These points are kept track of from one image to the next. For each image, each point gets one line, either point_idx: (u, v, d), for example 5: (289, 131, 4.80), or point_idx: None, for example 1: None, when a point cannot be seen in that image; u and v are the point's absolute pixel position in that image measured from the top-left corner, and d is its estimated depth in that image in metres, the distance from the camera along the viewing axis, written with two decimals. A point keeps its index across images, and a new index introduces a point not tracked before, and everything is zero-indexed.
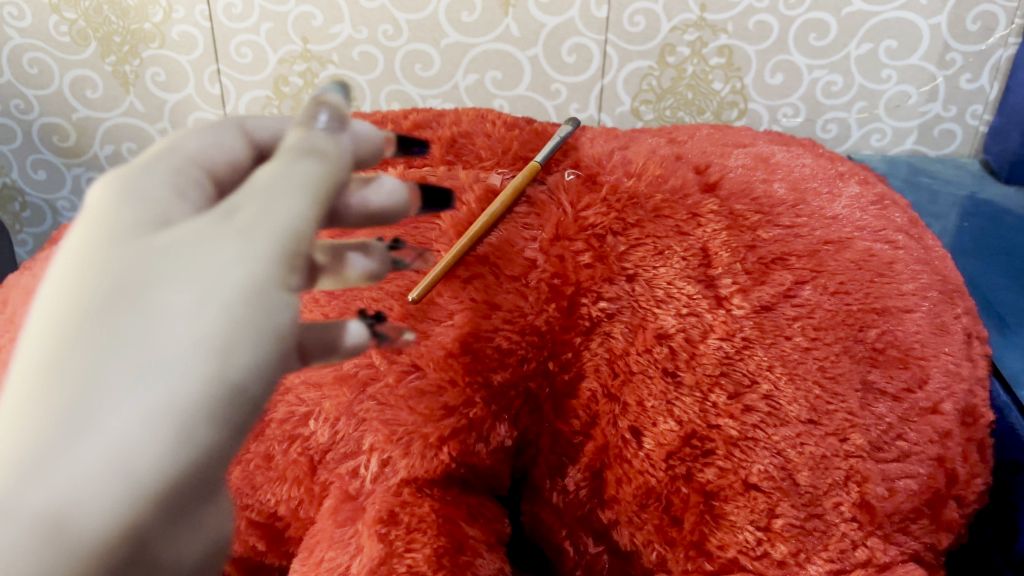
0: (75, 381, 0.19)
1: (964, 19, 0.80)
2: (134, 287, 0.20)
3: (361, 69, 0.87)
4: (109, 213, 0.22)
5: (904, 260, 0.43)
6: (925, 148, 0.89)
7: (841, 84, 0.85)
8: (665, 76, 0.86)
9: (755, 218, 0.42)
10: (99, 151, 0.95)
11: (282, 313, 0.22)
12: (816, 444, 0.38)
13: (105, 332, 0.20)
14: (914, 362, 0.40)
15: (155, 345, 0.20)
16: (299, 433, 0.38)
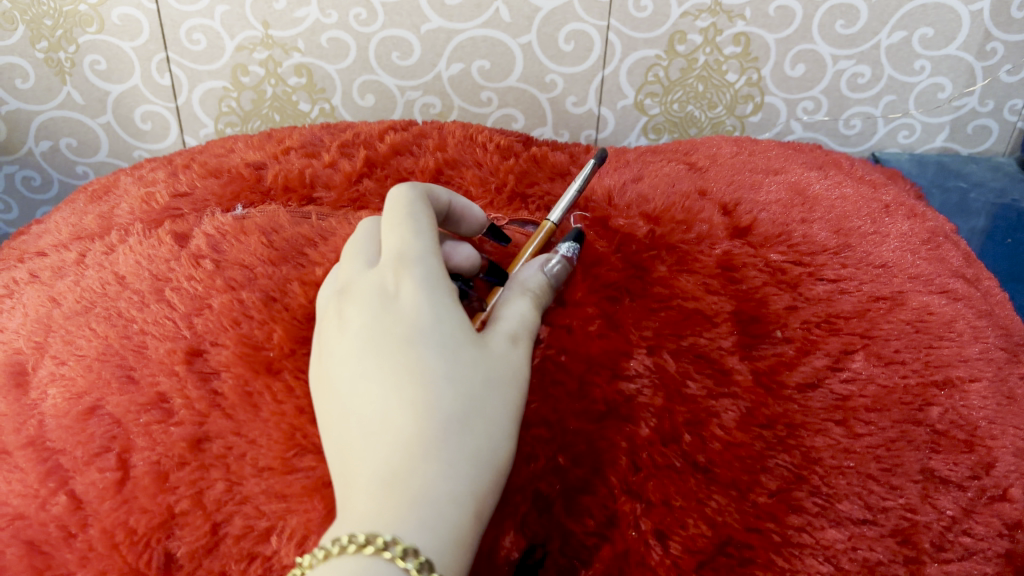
0: (469, 433, 0.27)
1: (1009, 5, 0.67)
2: (480, 367, 0.29)
3: (332, 57, 0.73)
4: (446, 310, 0.30)
5: (966, 316, 0.37)
6: (956, 145, 0.76)
7: (869, 76, 0.72)
8: (673, 67, 0.72)
9: (796, 272, 0.36)
10: (34, 147, 0.79)
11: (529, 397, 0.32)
12: (872, 548, 0.31)
13: (474, 401, 0.28)
14: (980, 445, 0.34)
15: (505, 414, 0.28)
16: (259, 550, 0.31)
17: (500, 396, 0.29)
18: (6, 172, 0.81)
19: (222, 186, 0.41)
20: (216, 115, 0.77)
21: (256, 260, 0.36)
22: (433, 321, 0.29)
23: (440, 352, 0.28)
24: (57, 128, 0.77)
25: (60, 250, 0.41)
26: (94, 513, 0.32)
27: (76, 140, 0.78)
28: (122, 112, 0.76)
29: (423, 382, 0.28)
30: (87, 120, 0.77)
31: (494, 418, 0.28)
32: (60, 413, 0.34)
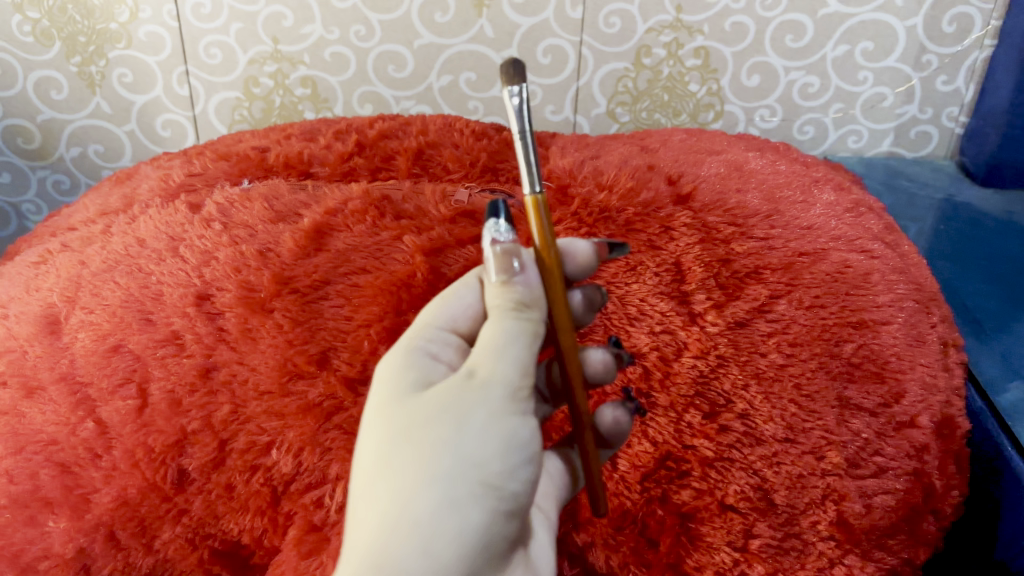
0: (377, 500, 0.29)
1: (939, 21, 0.72)
2: (415, 436, 0.29)
3: (333, 70, 0.79)
4: (392, 382, 0.31)
5: (881, 270, 0.42)
6: (901, 149, 0.80)
7: (818, 85, 0.77)
8: (641, 78, 0.77)
9: (729, 231, 0.41)
10: (65, 153, 0.85)
11: (520, 432, 0.30)
12: (793, 463, 0.37)
13: (388, 468, 0.29)
14: (890, 376, 0.40)
15: (419, 468, 0.29)
16: (261, 462, 0.37)
17: (414, 452, 0.29)
18: (37, 177, 0.86)
19: (230, 165, 0.46)
20: (229, 122, 0.82)
21: (259, 222, 0.41)
22: (388, 401, 0.31)
23: (383, 428, 0.30)
24: (86, 135, 0.83)
25: (87, 224, 0.47)
26: (118, 436, 0.38)
27: (103, 146, 0.84)
28: (144, 121, 0.82)
29: (368, 471, 0.30)
30: (113, 128, 0.83)
31: (407, 474, 0.29)
32: (88, 352, 0.39)
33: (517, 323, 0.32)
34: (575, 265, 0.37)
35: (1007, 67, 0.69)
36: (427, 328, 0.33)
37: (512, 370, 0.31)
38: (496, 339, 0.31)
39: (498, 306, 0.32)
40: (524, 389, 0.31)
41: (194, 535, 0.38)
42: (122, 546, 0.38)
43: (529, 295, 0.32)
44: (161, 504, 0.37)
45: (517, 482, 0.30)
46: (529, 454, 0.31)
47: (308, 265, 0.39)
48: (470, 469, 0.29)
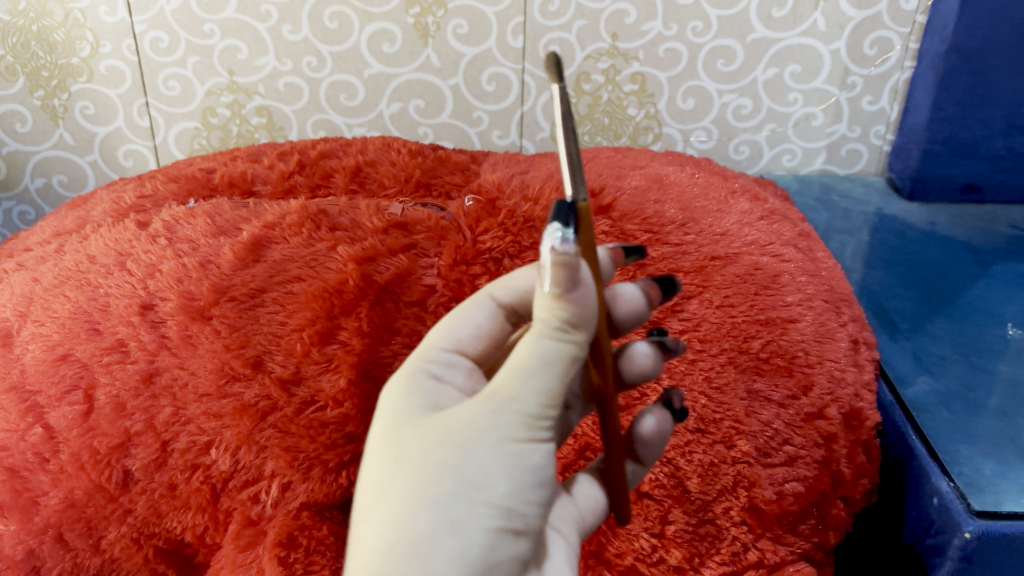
0: (379, 520, 0.28)
1: (861, 44, 0.76)
2: (420, 460, 0.28)
3: (288, 99, 0.82)
4: (402, 403, 0.31)
5: (790, 272, 0.45)
6: (833, 167, 0.84)
7: (751, 107, 0.80)
8: (582, 103, 0.80)
9: (645, 238, 0.43)
10: (30, 184, 0.87)
11: (532, 457, 0.29)
12: (703, 451, 0.39)
13: (388, 490, 0.29)
14: (798, 369, 0.42)
15: (419, 490, 0.28)
16: (201, 461, 0.39)
17: (415, 474, 0.28)
18: (3, 207, 0.88)
19: (179, 187, 0.49)
20: (188, 151, 0.85)
21: (201, 236, 0.44)
22: (397, 422, 0.30)
23: (389, 450, 0.29)
24: (50, 166, 0.85)
25: (43, 245, 0.49)
26: (64, 439, 0.40)
27: (67, 176, 0.86)
28: (107, 152, 0.85)
29: (374, 493, 0.29)
30: (77, 159, 0.85)
31: (406, 498, 0.28)
32: (37, 361, 0.41)
33: (556, 346, 0.27)
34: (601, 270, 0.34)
35: (924, 87, 0.74)
36: (433, 351, 0.32)
37: (535, 394, 0.28)
38: (525, 361, 0.28)
39: (541, 320, 0.27)
40: (546, 416, 0.28)
41: (139, 535, 0.40)
42: (71, 547, 0.40)
43: (582, 315, 0.27)
44: (106, 504, 0.39)
45: (528, 503, 0.29)
46: (541, 478, 0.29)
47: (246, 275, 0.41)
48: (473, 493, 0.28)
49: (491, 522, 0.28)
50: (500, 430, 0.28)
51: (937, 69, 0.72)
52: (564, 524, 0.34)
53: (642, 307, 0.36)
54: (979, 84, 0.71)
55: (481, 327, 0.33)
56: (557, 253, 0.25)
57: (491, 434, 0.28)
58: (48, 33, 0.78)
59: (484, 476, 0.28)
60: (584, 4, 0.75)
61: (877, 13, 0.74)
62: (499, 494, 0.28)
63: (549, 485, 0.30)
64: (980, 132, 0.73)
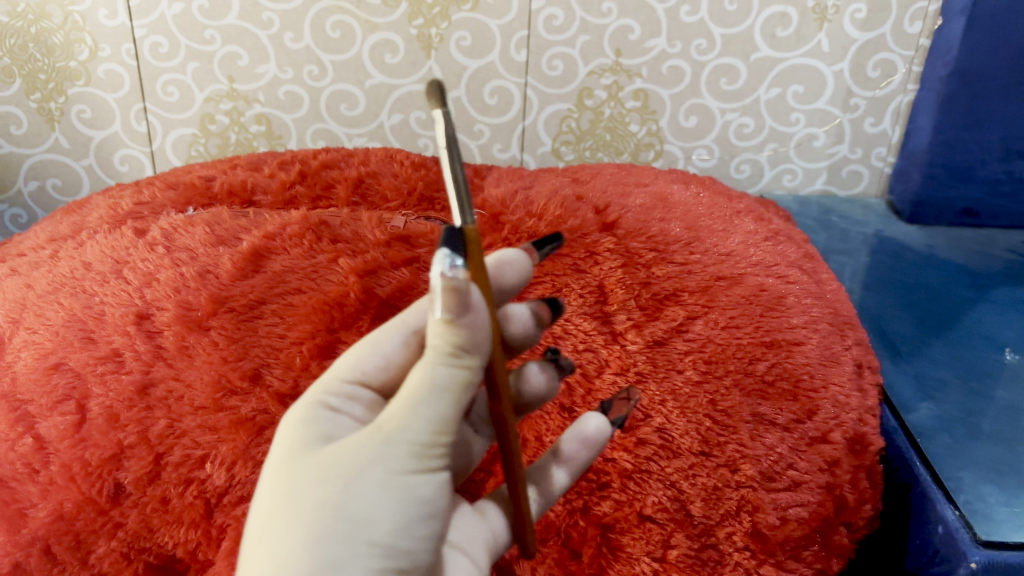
0: (261, 557, 0.26)
1: (864, 66, 0.76)
2: (305, 494, 0.27)
3: (287, 108, 0.81)
4: (294, 434, 0.29)
5: (796, 294, 0.44)
6: (834, 187, 0.84)
7: (753, 126, 0.80)
8: (584, 118, 0.80)
9: (650, 256, 0.43)
10: (23, 187, 0.86)
11: (419, 491, 0.27)
12: (707, 475, 0.39)
13: (270, 529, 0.27)
14: (803, 394, 0.41)
15: (303, 526, 0.26)
16: (195, 475, 0.38)
17: (301, 508, 0.27)
18: None
19: (177, 194, 0.48)
20: (185, 157, 0.84)
21: (200, 245, 0.43)
22: (285, 455, 0.29)
23: (274, 483, 0.28)
24: (44, 169, 0.84)
25: (36, 250, 0.48)
26: (55, 450, 0.39)
27: (61, 180, 0.85)
28: (102, 156, 0.84)
29: (257, 530, 0.27)
30: (72, 162, 0.84)
31: (287, 537, 0.26)
32: (29, 369, 0.41)
33: (448, 374, 0.26)
34: (515, 273, 0.33)
35: (926, 110, 0.74)
36: (333, 381, 0.30)
37: (427, 425, 0.27)
38: (416, 392, 0.27)
39: (432, 347, 0.26)
40: (437, 445, 0.27)
41: (129, 550, 0.38)
42: (57, 562, 0.38)
43: (473, 342, 0.26)
44: (96, 517, 0.38)
45: (414, 539, 0.28)
46: (429, 511, 0.28)
47: (245, 286, 0.40)
48: (358, 529, 0.26)
49: (374, 562, 0.26)
50: (388, 463, 0.27)
51: (938, 93, 0.72)
52: (470, 544, 0.33)
53: (533, 330, 0.34)
54: (981, 107, 0.71)
55: (390, 356, 0.31)
56: (448, 281, 0.25)
57: (382, 467, 0.27)
58: (46, 36, 0.77)
59: (371, 511, 0.26)
60: (589, 19, 0.75)
61: (881, 35, 0.74)
62: (386, 529, 0.27)
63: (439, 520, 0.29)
64: (977, 156, 0.73)
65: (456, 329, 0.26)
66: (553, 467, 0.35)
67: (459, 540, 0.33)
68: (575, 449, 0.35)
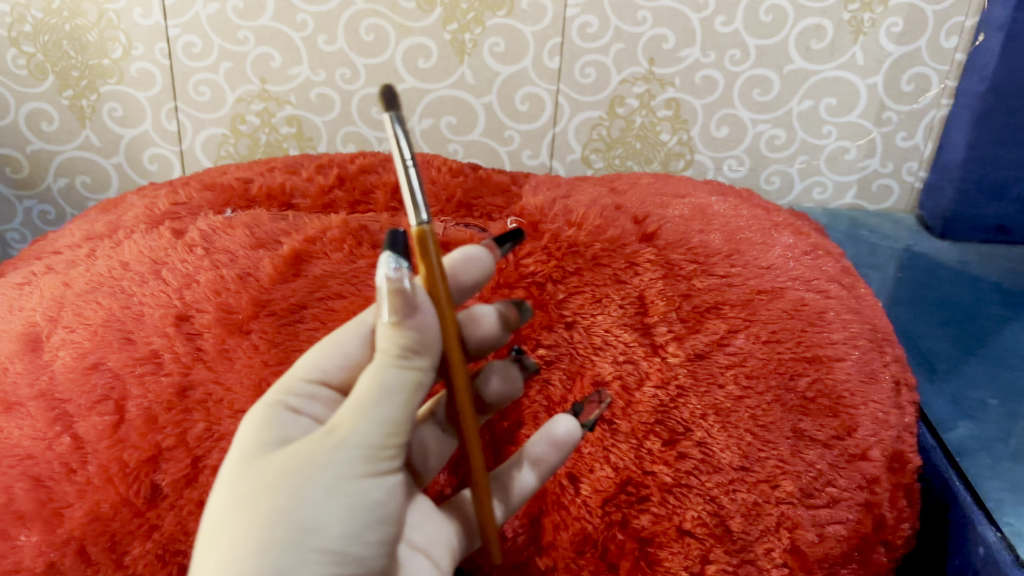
0: (214, 560, 0.27)
1: (899, 80, 0.78)
2: (258, 498, 0.28)
3: (318, 110, 0.82)
4: (252, 437, 0.30)
5: (835, 310, 0.44)
6: (864, 202, 0.85)
7: (785, 138, 0.81)
8: (615, 126, 0.82)
9: (691, 268, 0.43)
10: (52, 183, 0.86)
11: (369, 494, 0.29)
12: (748, 491, 0.38)
13: (222, 535, 0.28)
14: (844, 411, 0.41)
15: (256, 530, 0.28)
16: None
17: (253, 513, 0.28)
18: (24, 208, 0.88)
19: (215, 196, 0.48)
20: (215, 158, 0.85)
21: (240, 248, 0.43)
22: (240, 460, 0.30)
23: (230, 488, 0.29)
24: (74, 167, 0.85)
25: (72, 249, 0.48)
26: (93, 450, 0.39)
27: (90, 178, 0.85)
28: (132, 154, 0.84)
29: (210, 535, 0.28)
30: (101, 160, 0.85)
31: (240, 543, 0.27)
32: (67, 369, 0.40)
33: (397, 374, 0.29)
34: (476, 270, 0.34)
35: (960, 126, 0.76)
36: (294, 382, 0.32)
37: (376, 428, 0.29)
38: (367, 395, 0.29)
39: (382, 350, 0.29)
40: (388, 447, 0.29)
41: (165, 552, 0.38)
42: (93, 562, 0.38)
43: (420, 341, 0.29)
44: (133, 518, 0.38)
45: (364, 544, 0.29)
46: (380, 514, 0.30)
47: (286, 289, 0.40)
48: (309, 534, 0.28)
49: (324, 568, 0.28)
50: (337, 469, 0.28)
51: (973, 109, 0.74)
52: (431, 547, 0.35)
53: (499, 333, 0.36)
54: (1014, 124, 0.72)
55: (350, 353, 0.32)
56: (392, 282, 0.28)
57: (333, 471, 0.28)
58: (80, 33, 0.78)
59: (321, 516, 0.28)
60: (623, 27, 0.76)
61: (918, 49, 0.76)
62: (336, 534, 0.28)
63: (388, 524, 0.30)
64: (1011, 173, 0.74)
65: (404, 329, 0.28)
66: (519, 470, 0.37)
67: (421, 544, 0.34)
68: (543, 451, 0.37)
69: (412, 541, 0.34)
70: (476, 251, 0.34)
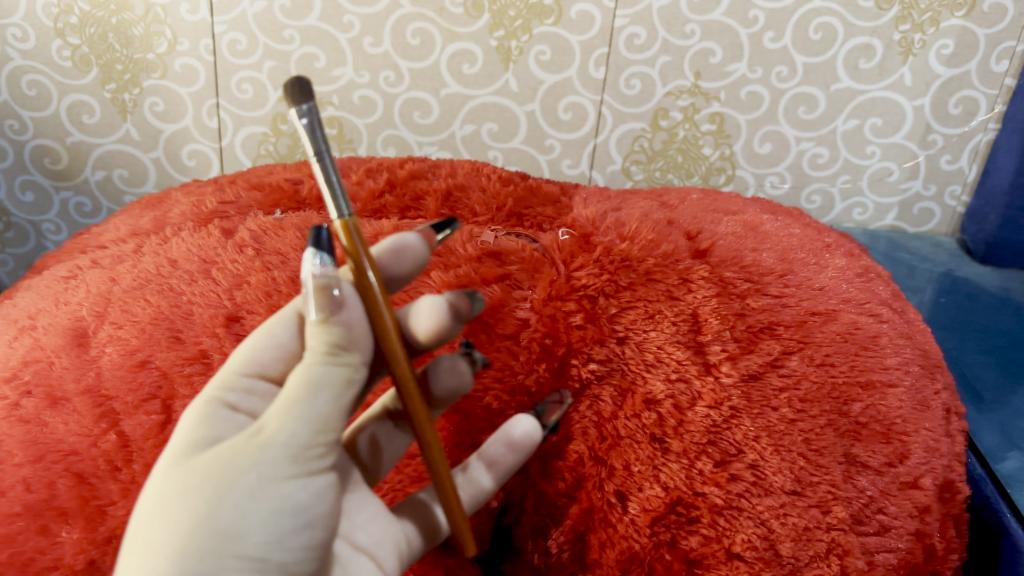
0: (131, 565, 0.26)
1: (946, 102, 0.81)
2: (180, 498, 0.27)
3: (360, 112, 0.87)
4: (183, 438, 0.29)
5: (888, 334, 0.44)
6: (904, 224, 0.90)
7: (828, 156, 0.86)
8: (657, 139, 0.86)
9: (745, 287, 0.42)
10: (90, 176, 0.92)
11: (295, 495, 0.28)
12: (800, 515, 0.37)
13: (138, 539, 0.26)
14: (896, 437, 0.41)
15: (176, 530, 0.26)
16: None
17: (174, 515, 0.26)
18: (60, 198, 0.93)
19: (264, 197, 0.49)
20: (254, 155, 0.90)
21: (291, 250, 0.43)
22: (167, 462, 0.28)
23: (154, 490, 0.28)
24: (112, 160, 0.90)
25: (118, 244, 0.48)
26: (138, 450, 0.38)
27: (127, 171, 0.91)
28: (171, 149, 0.90)
29: (129, 540, 0.27)
30: (140, 154, 0.90)
31: (155, 547, 0.26)
32: (114, 365, 0.40)
33: (325, 370, 0.28)
34: (408, 262, 0.34)
35: (1009, 152, 0.78)
36: (230, 377, 0.31)
37: (305, 426, 0.28)
38: (297, 392, 0.28)
39: (312, 348, 0.29)
40: (316, 446, 0.28)
41: None
42: None
43: (348, 337, 0.29)
44: None
45: (289, 548, 0.27)
46: (307, 516, 0.28)
47: None
48: (229, 536, 0.26)
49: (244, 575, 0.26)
50: (265, 467, 0.27)
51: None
52: (378, 548, 0.32)
53: (449, 324, 0.34)
54: None
55: (285, 344, 0.32)
56: (317, 279, 0.28)
57: (260, 470, 0.27)
58: (126, 27, 0.82)
59: (243, 518, 0.26)
60: (671, 40, 0.80)
61: (967, 73, 0.79)
62: (258, 537, 0.26)
63: (316, 529, 0.28)
64: None
65: (332, 325, 0.28)
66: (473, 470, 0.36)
67: (368, 543, 0.32)
68: (500, 452, 0.36)
69: (356, 540, 0.32)
70: (411, 242, 0.34)
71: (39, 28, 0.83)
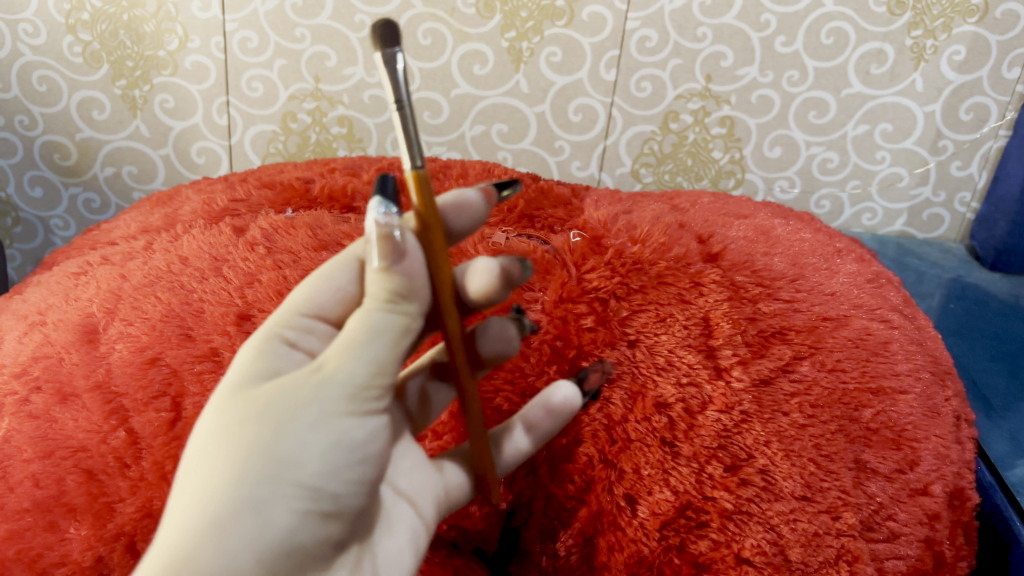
0: (185, 492, 0.24)
1: (957, 109, 0.81)
2: (236, 428, 0.25)
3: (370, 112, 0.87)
4: (239, 370, 0.28)
5: (899, 340, 0.44)
6: (913, 229, 0.89)
7: (837, 161, 0.86)
8: (667, 141, 0.86)
9: (757, 291, 0.42)
10: (99, 172, 0.92)
11: (353, 434, 0.26)
12: (810, 520, 0.37)
13: (194, 470, 0.25)
14: (906, 444, 0.40)
15: (231, 461, 0.25)
16: None
17: (231, 444, 0.25)
18: (69, 193, 0.93)
19: (275, 196, 0.49)
20: (263, 153, 0.90)
21: (303, 249, 0.43)
22: (224, 393, 0.27)
23: (210, 419, 0.26)
24: (121, 156, 0.90)
25: (129, 240, 0.48)
26: (147, 447, 0.38)
27: (137, 168, 0.91)
28: (180, 146, 0.90)
29: (185, 467, 0.25)
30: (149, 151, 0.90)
31: (210, 477, 0.24)
32: (124, 362, 0.40)
33: (387, 316, 0.27)
34: (466, 218, 0.31)
35: (1017, 159, 0.78)
36: (287, 315, 0.29)
37: (366, 364, 0.26)
38: (359, 331, 0.26)
39: (371, 295, 0.27)
40: (375, 386, 0.26)
41: None
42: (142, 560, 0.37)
43: (410, 286, 0.27)
44: None
45: (343, 485, 0.26)
46: (363, 457, 0.26)
47: None
48: (285, 468, 0.24)
49: (298, 508, 0.24)
50: (325, 403, 0.25)
51: None
52: (418, 497, 0.31)
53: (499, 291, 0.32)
54: None
55: (346, 287, 0.29)
56: (380, 226, 0.26)
57: (318, 404, 0.25)
58: (137, 24, 0.83)
59: (298, 451, 0.25)
60: (682, 43, 0.80)
61: (979, 79, 0.79)
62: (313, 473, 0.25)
63: (372, 472, 0.27)
64: None
65: (393, 273, 0.26)
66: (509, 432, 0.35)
67: (408, 493, 0.31)
68: (539, 416, 0.35)
69: (398, 488, 0.31)
70: (470, 196, 0.31)
71: (50, 23, 0.84)
